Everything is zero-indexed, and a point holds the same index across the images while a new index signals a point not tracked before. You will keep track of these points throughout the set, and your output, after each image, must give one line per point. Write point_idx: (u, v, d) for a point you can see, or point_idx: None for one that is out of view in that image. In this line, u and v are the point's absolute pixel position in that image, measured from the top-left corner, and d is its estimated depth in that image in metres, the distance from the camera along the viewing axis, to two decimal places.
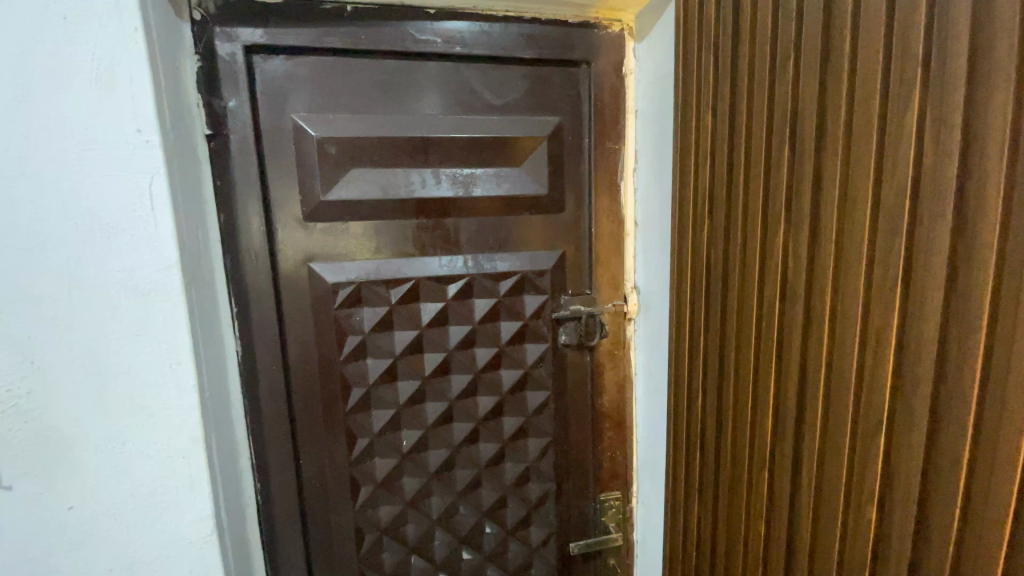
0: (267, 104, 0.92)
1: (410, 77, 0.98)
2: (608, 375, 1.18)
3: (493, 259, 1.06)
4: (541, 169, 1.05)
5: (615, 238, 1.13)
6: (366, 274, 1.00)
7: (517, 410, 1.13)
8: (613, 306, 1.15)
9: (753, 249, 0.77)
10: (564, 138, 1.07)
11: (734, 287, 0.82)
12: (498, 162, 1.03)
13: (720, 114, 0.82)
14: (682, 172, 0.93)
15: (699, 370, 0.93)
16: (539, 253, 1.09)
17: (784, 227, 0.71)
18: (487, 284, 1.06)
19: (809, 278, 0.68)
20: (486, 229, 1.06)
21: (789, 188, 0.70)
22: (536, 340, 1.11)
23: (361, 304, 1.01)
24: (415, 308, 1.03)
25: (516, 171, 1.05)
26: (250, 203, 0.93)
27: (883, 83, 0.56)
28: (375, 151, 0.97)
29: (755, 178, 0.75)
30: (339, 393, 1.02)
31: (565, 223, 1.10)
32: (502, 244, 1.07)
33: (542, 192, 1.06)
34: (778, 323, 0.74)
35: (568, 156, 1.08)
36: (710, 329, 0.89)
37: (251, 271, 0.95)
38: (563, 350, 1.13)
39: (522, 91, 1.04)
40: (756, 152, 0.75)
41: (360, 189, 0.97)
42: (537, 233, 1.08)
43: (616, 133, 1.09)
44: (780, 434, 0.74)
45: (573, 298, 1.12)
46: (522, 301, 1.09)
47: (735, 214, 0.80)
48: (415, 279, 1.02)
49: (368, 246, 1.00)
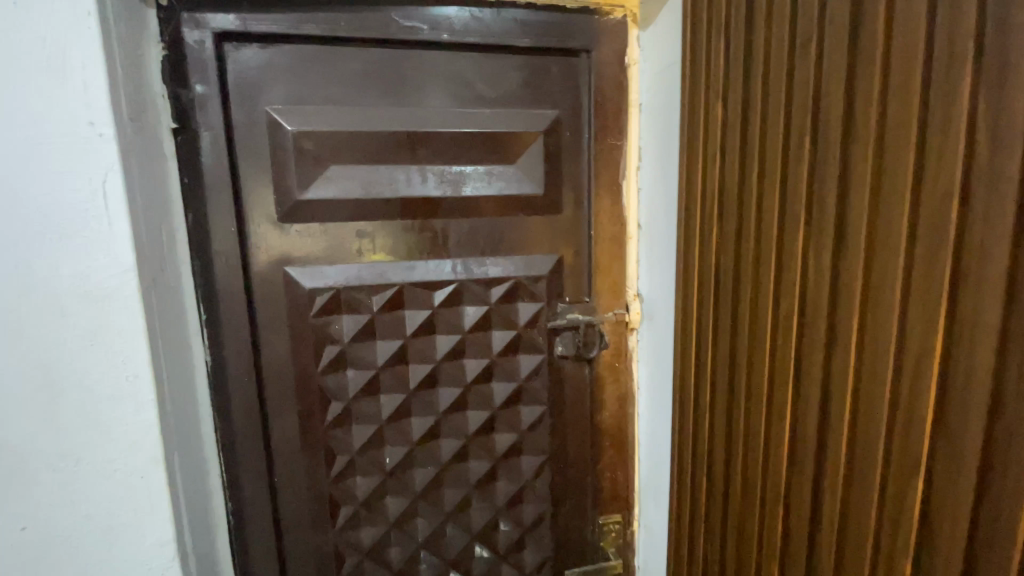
0: (240, 96, 0.86)
1: (394, 67, 0.91)
2: (609, 390, 1.09)
3: (485, 264, 0.99)
4: (536, 167, 0.97)
5: (617, 241, 1.04)
6: (348, 278, 0.93)
7: (510, 426, 1.05)
8: (614, 314, 1.06)
9: (768, 256, 0.68)
10: (562, 134, 0.99)
11: (745, 298, 0.73)
12: (491, 159, 0.96)
13: (731, 106, 0.74)
14: (689, 170, 0.85)
15: (707, 389, 0.84)
16: (534, 257, 1.01)
17: (803, 231, 0.63)
18: (478, 290, 0.99)
19: (832, 289, 0.59)
20: (478, 232, 0.98)
21: (812, 185, 0.61)
22: (530, 350, 1.03)
23: (341, 311, 0.94)
24: (400, 315, 0.96)
25: (509, 169, 0.97)
26: (222, 202, 0.87)
27: (925, 59, 0.48)
28: (356, 147, 0.90)
29: (771, 176, 0.67)
30: (318, 406, 0.96)
31: (562, 225, 1.02)
32: (495, 248, 0.99)
33: (538, 192, 0.98)
34: (796, 339, 0.65)
35: (566, 152, 1.00)
36: (719, 343, 0.80)
37: (223, 275, 0.89)
38: (560, 361, 1.05)
39: (517, 82, 0.96)
40: (772, 146, 0.66)
41: (340, 189, 0.90)
42: (532, 236, 1.00)
43: (618, 128, 1.01)
44: (798, 465, 0.66)
45: (571, 307, 1.04)
46: (517, 308, 1.01)
47: (748, 217, 0.72)
48: (399, 285, 0.95)
49: (349, 248, 0.94)
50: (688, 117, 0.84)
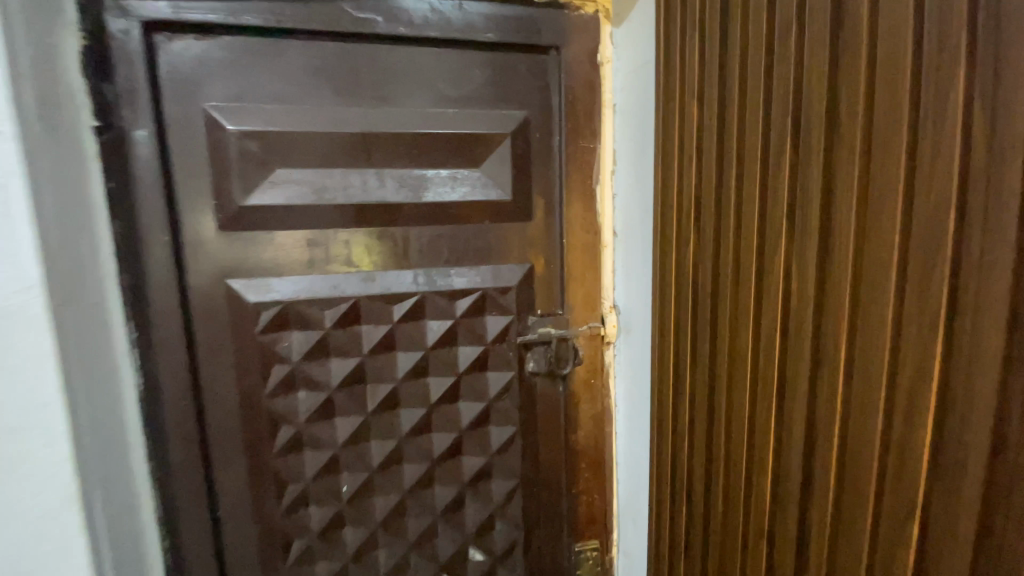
0: (174, 93, 0.79)
1: (347, 63, 0.84)
2: (584, 408, 1.02)
3: (449, 275, 0.91)
4: (503, 171, 0.91)
5: (591, 250, 0.98)
6: (297, 292, 0.86)
7: (478, 449, 0.97)
8: (589, 328, 0.99)
9: (748, 268, 0.63)
10: (531, 135, 0.92)
11: (725, 314, 0.68)
12: (453, 162, 0.89)
13: (708, 105, 0.68)
14: (663, 175, 0.79)
15: (685, 411, 0.78)
16: (502, 267, 0.94)
17: (786, 240, 0.57)
18: (442, 303, 0.91)
19: (818, 306, 0.53)
20: (442, 241, 0.91)
21: (795, 190, 0.55)
22: (499, 368, 0.95)
23: (290, 327, 0.86)
24: (356, 331, 0.88)
25: (475, 174, 0.90)
26: (153, 208, 0.79)
27: (915, 48, 0.43)
28: (304, 148, 0.82)
29: (750, 181, 0.61)
30: (266, 431, 0.87)
31: (533, 233, 0.95)
32: (460, 257, 0.92)
33: (505, 198, 0.92)
34: (778, 360, 0.59)
35: (536, 155, 0.93)
36: (698, 361, 0.75)
37: (156, 287, 0.81)
38: (532, 379, 0.98)
39: (482, 80, 0.90)
40: (751, 148, 0.61)
41: (288, 194, 0.83)
42: (501, 245, 0.93)
43: (590, 130, 0.95)
44: (782, 498, 0.60)
45: (542, 320, 0.96)
46: (484, 323, 0.94)
47: (727, 226, 0.66)
48: (355, 298, 0.87)
49: (299, 258, 0.86)
50: (662, 118, 0.79)
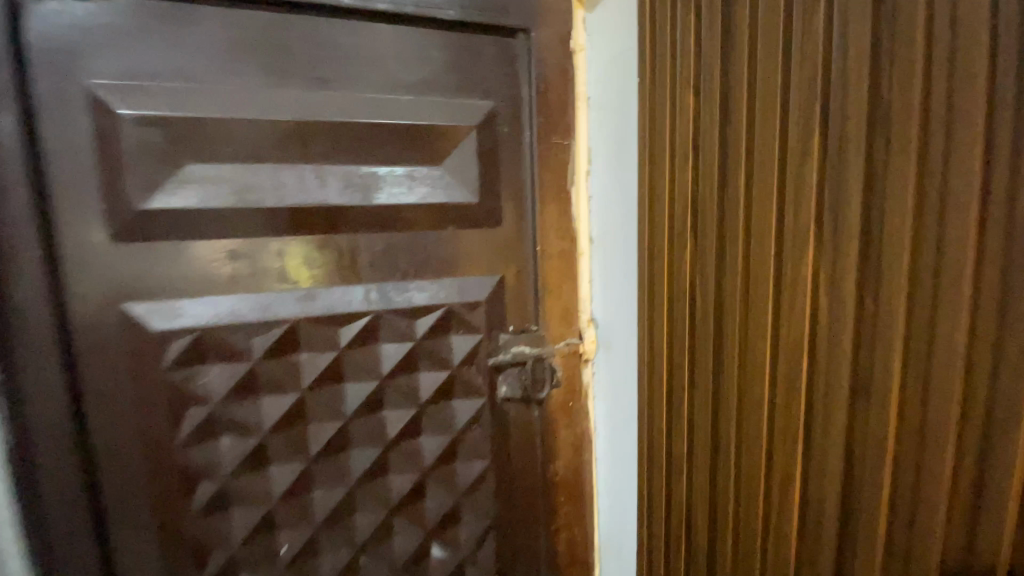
0: (45, 65, 0.61)
1: (277, 37, 0.69)
2: (561, 435, 0.91)
3: (407, 290, 0.78)
4: (468, 169, 0.79)
5: (568, 258, 0.87)
6: (217, 316, 0.70)
7: (444, 490, 0.84)
8: (566, 345, 0.88)
9: (764, 279, 0.54)
10: (498, 129, 0.81)
11: (733, 331, 0.59)
12: (409, 158, 0.76)
13: (707, 93, 0.60)
14: (651, 173, 0.70)
15: (682, 438, 0.69)
16: (468, 279, 0.81)
17: (816, 245, 0.49)
18: (399, 323, 0.78)
19: (861, 322, 0.46)
20: (398, 251, 0.77)
21: (827, 187, 0.47)
22: (467, 395, 0.83)
23: (209, 359, 0.70)
24: (294, 360, 0.73)
25: (435, 172, 0.77)
26: (19, 213, 0.61)
27: (990, 21, 0.36)
28: (223, 139, 0.67)
29: (766, 178, 0.53)
30: (179, 489, 0.70)
31: (503, 239, 0.83)
32: (420, 269, 0.79)
33: (470, 199, 0.79)
34: (805, 385, 0.51)
35: (505, 152, 0.81)
36: (698, 383, 0.66)
37: (24, 315, 0.62)
38: (504, 405, 0.86)
39: (441, 64, 0.78)
40: (765, 140, 0.53)
41: (204, 195, 0.67)
42: (466, 254, 0.81)
43: (564, 125, 0.85)
44: (810, 544, 0.52)
45: (515, 338, 0.84)
46: (449, 344, 0.81)
47: (735, 230, 0.58)
48: (292, 321, 0.72)
49: (219, 274, 0.70)
50: (649, 110, 0.70)
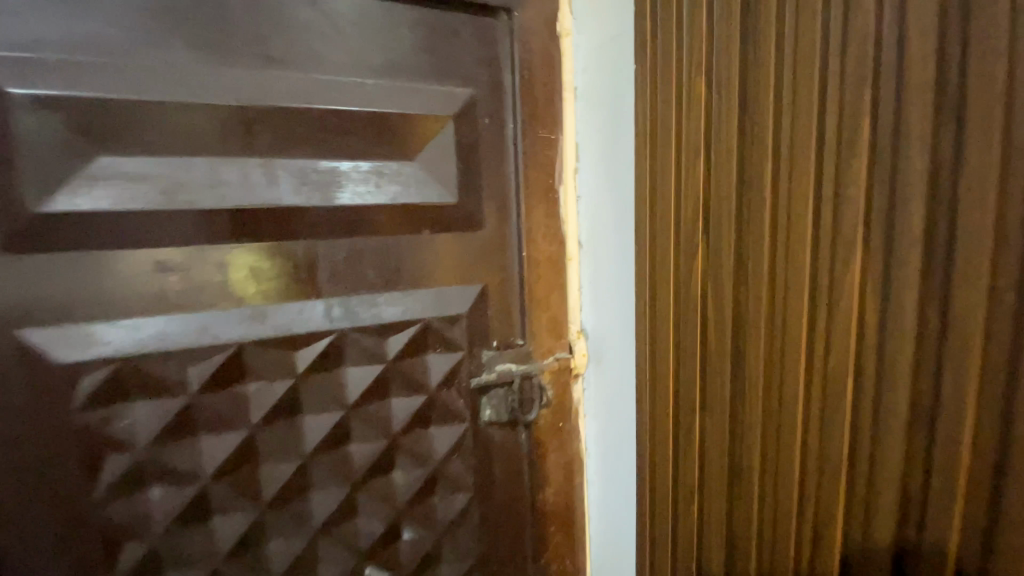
0: None
1: (213, 5, 0.58)
2: (550, 460, 0.81)
3: (376, 304, 0.67)
4: (445, 166, 0.69)
5: (556, 264, 0.77)
6: (143, 342, 0.57)
7: (422, 529, 0.73)
8: (555, 360, 0.79)
9: (800, 291, 0.47)
10: (478, 120, 0.71)
11: (757, 347, 0.52)
12: (376, 151, 0.65)
13: (725, 80, 0.52)
14: (655, 170, 0.62)
15: (694, 464, 0.62)
16: (446, 290, 0.70)
17: (867, 252, 0.42)
18: (367, 343, 0.67)
19: (923, 338, 0.40)
20: (364, 260, 0.66)
21: (884, 186, 0.41)
22: (446, 421, 0.73)
23: (133, 394, 0.57)
24: (241, 391, 0.62)
25: (406, 168, 0.67)
26: None
27: None
28: (148, 127, 0.55)
29: (803, 175, 0.46)
30: (98, 554, 0.57)
31: (485, 244, 0.72)
32: (390, 280, 0.68)
33: (449, 200, 0.69)
34: (850, 409, 0.45)
35: (486, 146, 0.71)
36: (713, 404, 0.59)
37: None
38: (488, 431, 0.76)
39: (411, 45, 0.67)
40: (802, 132, 0.46)
41: (124, 196, 0.55)
42: (443, 262, 0.70)
43: (550, 117, 0.75)
44: None
45: (499, 354, 0.75)
46: (425, 364, 0.71)
47: (760, 234, 0.50)
48: (237, 345, 0.61)
49: (145, 291, 0.57)
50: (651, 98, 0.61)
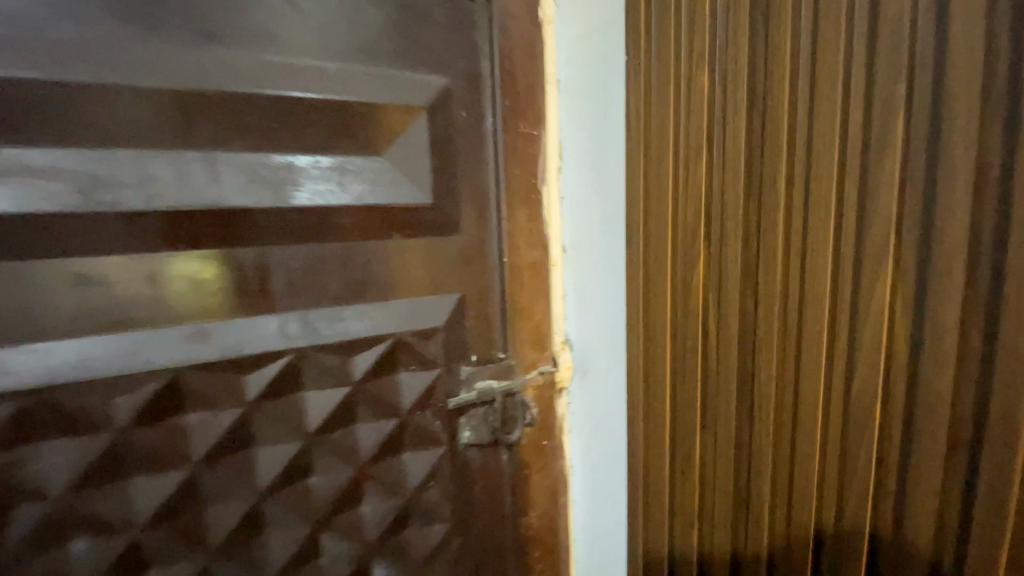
0: None
1: None
2: (534, 481, 0.75)
3: (340, 320, 0.59)
4: (419, 164, 0.61)
5: (539, 272, 0.71)
6: (54, 370, 0.47)
7: (394, 566, 0.66)
8: (540, 375, 0.72)
9: (819, 305, 0.43)
10: (455, 113, 0.63)
11: (769, 365, 0.48)
12: (341, 145, 0.58)
13: (733, 73, 0.48)
14: (653, 170, 0.57)
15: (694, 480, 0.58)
16: (420, 302, 0.63)
17: (900, 262, 0.39)
18: (329, 363, 0.59)
19: (965, 350, 0.36)
20: (325, 269, 0.58)
21: (923, 189, 0.37)
22: (420, 445, 0.66)
23: (43, 433, 0.48)
24: (180, 423, 0.53)
25: (374, 165, 0.59)
26: None
27: None
28: (59, 113, 0.46)
29: (825, 177, 0.41)
30: None
31: (463, 250, 0.65)
32: (355, 292, 0.60)
33: (424, 202, 0.62)
34: (878, 422, 0.41)
35: (463, 143, 0.64)
36: (717, 418, 0.54)
37: None
38: (467, 454, 0.69)
39: (377, 26, 0.59)
40: (824, 130, 0.41)
41: (27, 196, 0.45)
42: (416, 271, 0.63)
43: (533, 112, 0.69)
44: None
45: (479, 371, 0.67)
46: (396, 384, 0.63)
47: (775, 242, 0.46)
48: (175, 370, 0.52)
49: (57, 310, 0.48)
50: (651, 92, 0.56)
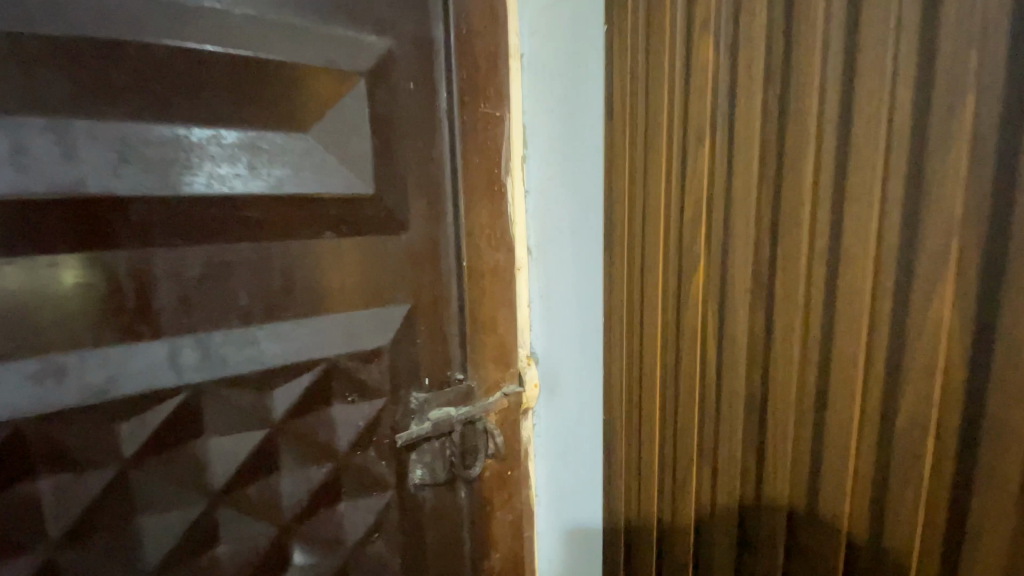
0: None
1: None
2: (498, 519, 0.64)
3: (253, 344, 0.46)
4: (354, 144, 0.48)
5: (504, 277, 0.59)
6: None
7: None
8: (505, 396, 0.61)
9: (855, 322, 0.36)
10: (400, 84, 0.50)
11: (784, 389, 0.41)
12: (248, 116, 0.43)
13: (744, 44, 0.40)
14: (643, 164, 0.50)
15: (690, 508, 0.51)
16: (359, 317, 0.50)
17: (963, 273, 0.31)
18: (239, 400, 0.46)
19: None
20: (231, 279, 0.44)
21: (996, 182, 0.30)
22: (362, 491, 0.54)
23: None
24: (20, 495, 0.38)
25: (294, 142, 0.45)
26: None
27: None
28: None
29: (866, 169, 0.34)
30: None
31: (411, 251, 0.52)
32: (272, 308, 0.46)
33: (363, 192, 0.49)
34: (925, 462, 0.34)
35: (411, 122, 0.51)
36: (720, 445, 0.47)
37: None
38: (419, 496, 0.57)
39: None
40: (865, 110, 0.34)
41: None
42: (352, 279, 0.49)
43: (495, 88, 0.56)
44: None
45: (432, 397, 0.56)
46: (330, 421, 0.50)
47: (799, 245, 0.38)
48: (13, 422, 0.37)
49: None
50: (642, 69, 0.48)
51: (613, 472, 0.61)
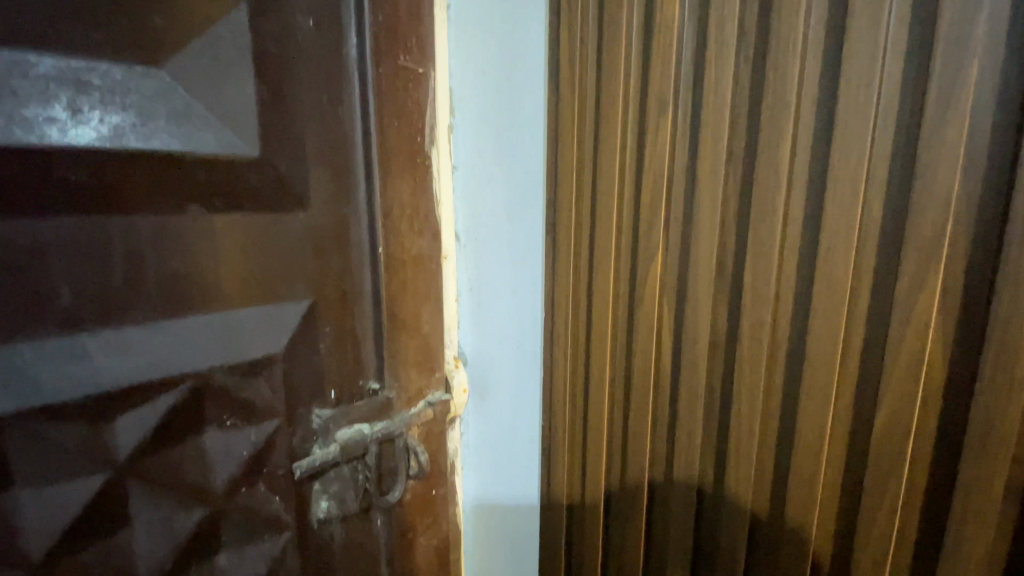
0: None
1: None
2: (421, 545, 0.55)
3: (82, 361, 0.32)
4: (229, 89, 0.36)
5: (429, 267, 0.50)
6: None
7: None
8: (430, 407, 0.52)
9: (834, 320, 0.32)
10: (296, 15, 0.38)
11: (752, 392, 0.37)
12: (64, 33, 0.30)
13: (716, 3, 0.35)
14: (594, 144, 0.45)
15: (641, 517, 0.47)
16: (241, 318, 0.39)
17: (950, 267, 0.29)
18: (61, 440, 0.32)
19: None
20: (42, 269, 0.31)
21: (990, 165, 0.27)
22: (250, 538, 0.42)
23: None
24: None
25: (141, 77, 0.32)
26: None
27: None
28: None
29: (854, 149, 0.30)
30: None
31: (313, 233, 0.41)
32: (110, 309, 0.33)
33: (246, 153, 0.37)
34: (905, 470, 0.31)
35: (311, 67, 0.40)
36: (677, 451, 0.43)
37: None
38: (325, 532, 0.47)
39: None
40: (855, 82, 0.30)
41: None
42: (231, 269, 0.38)
43: (419, 38, 0.46)
44: None
45: (339, 414, 0.45)
46: (202, 455, 0.38)
47: (772, 234, 0.34)
48: None
49: None
50: (593, 36, 0.43)
51: (554, 484, 0.56)
